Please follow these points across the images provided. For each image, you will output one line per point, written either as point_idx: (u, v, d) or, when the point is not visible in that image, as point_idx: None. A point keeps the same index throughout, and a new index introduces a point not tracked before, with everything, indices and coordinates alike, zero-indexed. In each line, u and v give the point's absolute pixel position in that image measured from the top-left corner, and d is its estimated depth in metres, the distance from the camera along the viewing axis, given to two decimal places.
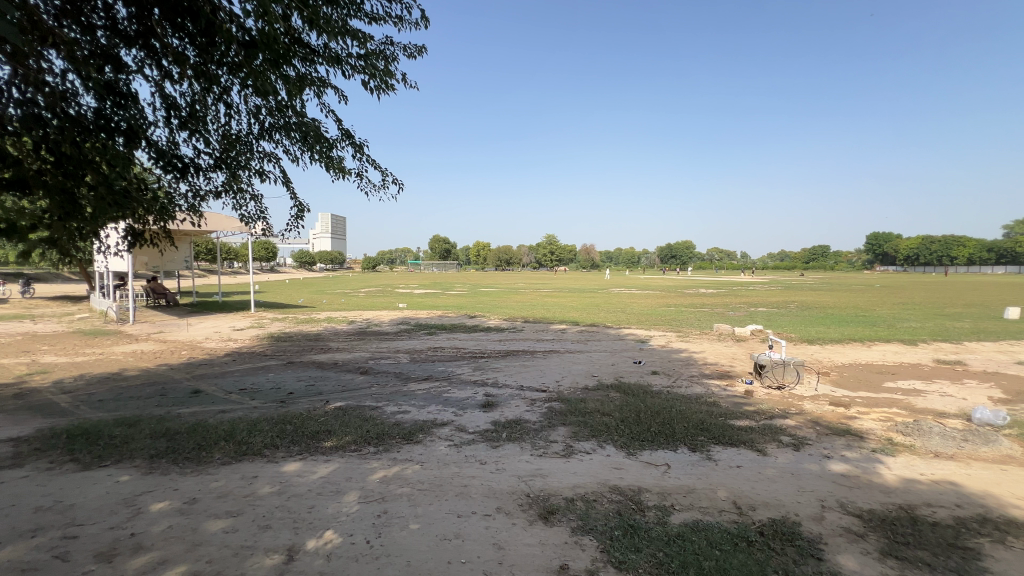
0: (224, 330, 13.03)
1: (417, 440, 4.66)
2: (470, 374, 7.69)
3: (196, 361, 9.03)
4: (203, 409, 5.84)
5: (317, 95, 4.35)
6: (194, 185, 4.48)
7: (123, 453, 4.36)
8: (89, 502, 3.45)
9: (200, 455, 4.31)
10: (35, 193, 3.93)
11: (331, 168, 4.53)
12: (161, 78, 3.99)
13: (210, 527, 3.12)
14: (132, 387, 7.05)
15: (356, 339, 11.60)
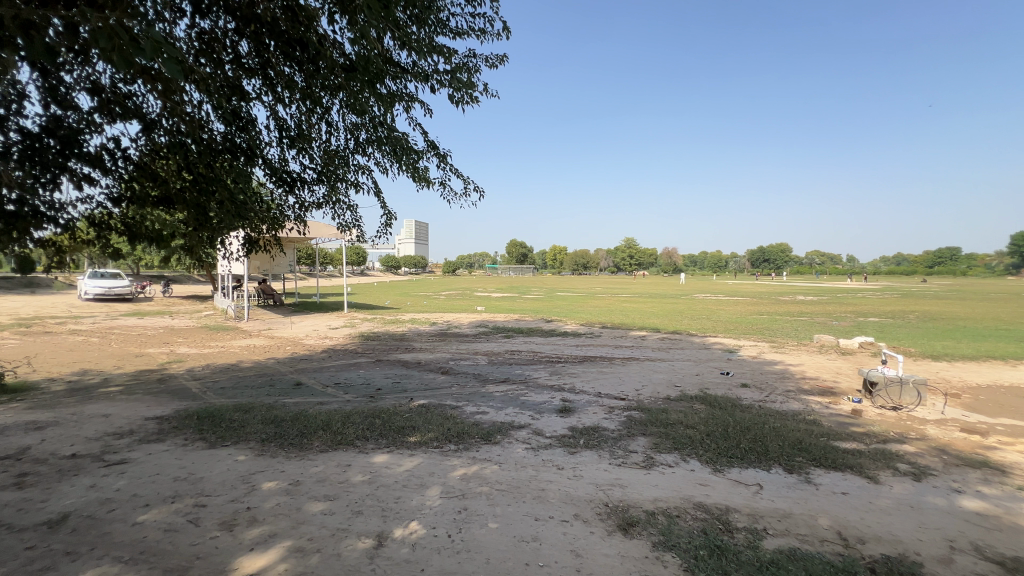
0: (322, 328, 14.26)
1: (495, 441, 4.77)
2: (547, 378, 7.71)
3: (299, 356, 9.98)
4: (304, 400, 6.45)
5: (405, 110, 4.63)
6: (300, 198, 4.97)
7: (240, 435, 4.93)
8: (213, 477, 3.94)
9: (302, 442, 4.75)
10: (177, 208, 4.60)
11: (417, 178, 4.80)
12: (274, 103, 4.48)
13: (311, 508, 3.42)
14: (247, 377, 7.98)
15: (438, 340, 12.12)
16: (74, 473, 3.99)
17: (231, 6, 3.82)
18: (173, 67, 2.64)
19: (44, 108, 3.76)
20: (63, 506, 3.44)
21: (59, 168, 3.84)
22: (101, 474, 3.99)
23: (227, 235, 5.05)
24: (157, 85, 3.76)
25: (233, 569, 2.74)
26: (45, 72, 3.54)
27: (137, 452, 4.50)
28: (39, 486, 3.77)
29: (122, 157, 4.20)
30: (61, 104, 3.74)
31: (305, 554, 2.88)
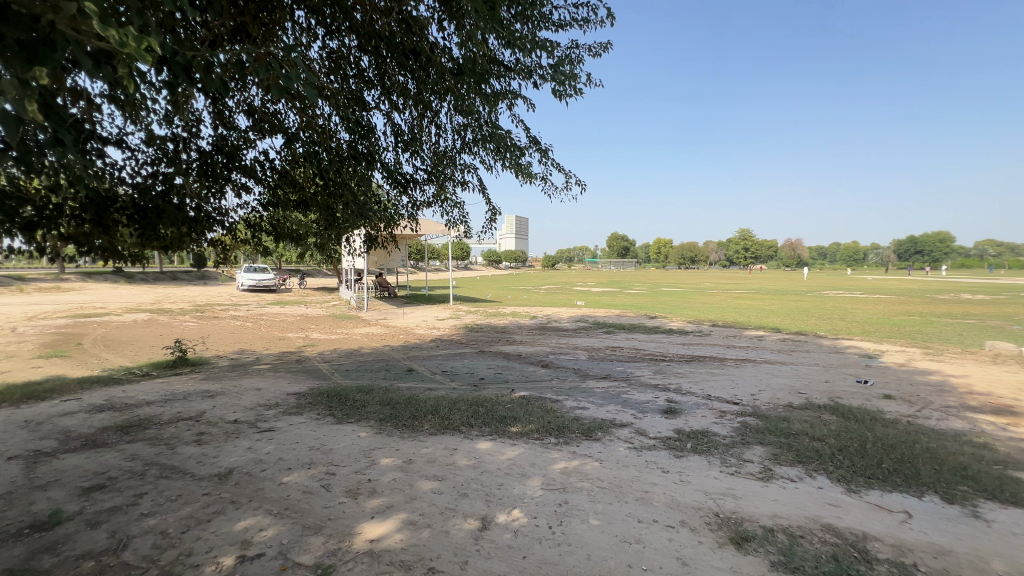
0: (430, 319, 15.24)
1: (596, 438, 4.71)
2: (651, 377, 7.42)
3: (411, 344, 10.78)
4: (415, 385, 6.96)
5: (509, 107, 4.71)
6: (413, 197, 5.34)
7: (362, 413, 5.48)
8: (341, 449, 4.43)
9: (414, 424, 5.13)
10: (312, 209, 5.24)
11: (520, 173, 4.88)
12: (391, 110, 4.84)
13: (423, 486, 3.69)
14: (367, 362, 8.83)
15: (539, 333, 12.28)
16: (236, 436, 4.75)
17: (355, 24, 4.19)
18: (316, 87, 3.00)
19: (213, 129, 4.49)
20: (228, 463, 4.11)
21: (224, 179, 4.56)
22: (255, 439, 4.70)
23: (351, 233, 5.62)
24: (297, 104, 4.28)
25: (358, 533, 3.06)
26: (214, 100, 4.21)
27: (282, 422, 5.23)
28: (211, 444, 4.55)
29: (270, 167, 4.86)
30: (226, 126, 4.44)
31: (417, 527, 3.11)
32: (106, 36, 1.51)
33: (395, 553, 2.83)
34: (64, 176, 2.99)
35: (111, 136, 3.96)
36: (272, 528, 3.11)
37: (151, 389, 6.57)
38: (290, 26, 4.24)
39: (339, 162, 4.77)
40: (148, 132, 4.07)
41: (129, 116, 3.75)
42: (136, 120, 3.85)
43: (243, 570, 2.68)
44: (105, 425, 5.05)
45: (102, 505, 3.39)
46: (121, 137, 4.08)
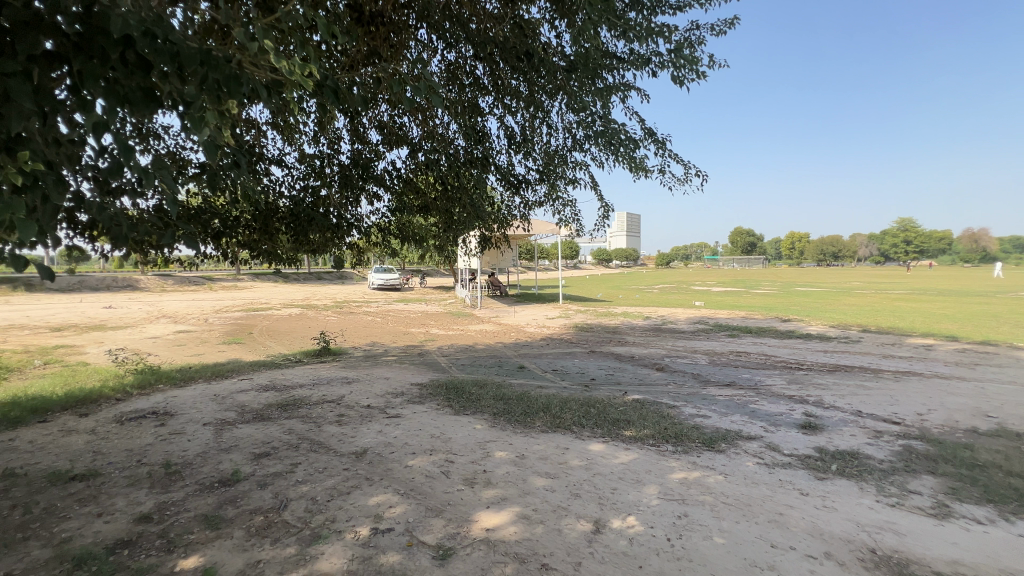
0: (540, 318, 15.45)
1: (719, 449, 4.35)
2: (784, 387, 6.65)
3: (522, 342, 11.03)
4: (527, 382, 7.09)
5: (622, 100, 4.57)
6: (525, 198, 5.43)
7: (477, 406, 5.74)
8: (458, 439, 4.68)
9: (526, 420, 5.22)
10: (433, 212, 5.62)
11: (634, 167, 4.70)
12: (504, 114, 4.98)
13: (535, 482, 3.74)
14: (481, 357, 9.23)
15: (652, 335, 11.75)
16: (369, 419, 5.29)
17: (470, 34, 4.39)
18: (441, 98, 3.24)
19: (350, 144, 5.05)
20: (363, 443, 4.59)
21: (360, 189, 5.10)
22: (384, 423, 5.19)
23: (467, 234, 5.92)
24: (420, 116, 4.61)
25: (475, 520, 3.20)
26: (352, 119, 4.73)
27: (407, 409, 5.69)
28: (349, 425, 5.12)
29: (396, 175, 5.33)
30: (361, 141, 4.96)
31: (531, 522, 3.16)
32: (278, 67, 1.74)
33: (510, 544, 2.90)
34: (245, 192, 3.59)
35: (274, 157, 4.66)
36: (400, 506, 3.39)
37: (302, 374, 7.61)
38: (414, 45, 4.60)
39: (457, 167, 5.03)
40: (301, 152, 4.73)
41: (287, 139, 4.38)
42: (292, 142, 4.47)
43: (377, 541, 2.96)
44: (270, 402, 5.97)
45: (268, 469, 4.01)
46: (281, 157, 4.78)
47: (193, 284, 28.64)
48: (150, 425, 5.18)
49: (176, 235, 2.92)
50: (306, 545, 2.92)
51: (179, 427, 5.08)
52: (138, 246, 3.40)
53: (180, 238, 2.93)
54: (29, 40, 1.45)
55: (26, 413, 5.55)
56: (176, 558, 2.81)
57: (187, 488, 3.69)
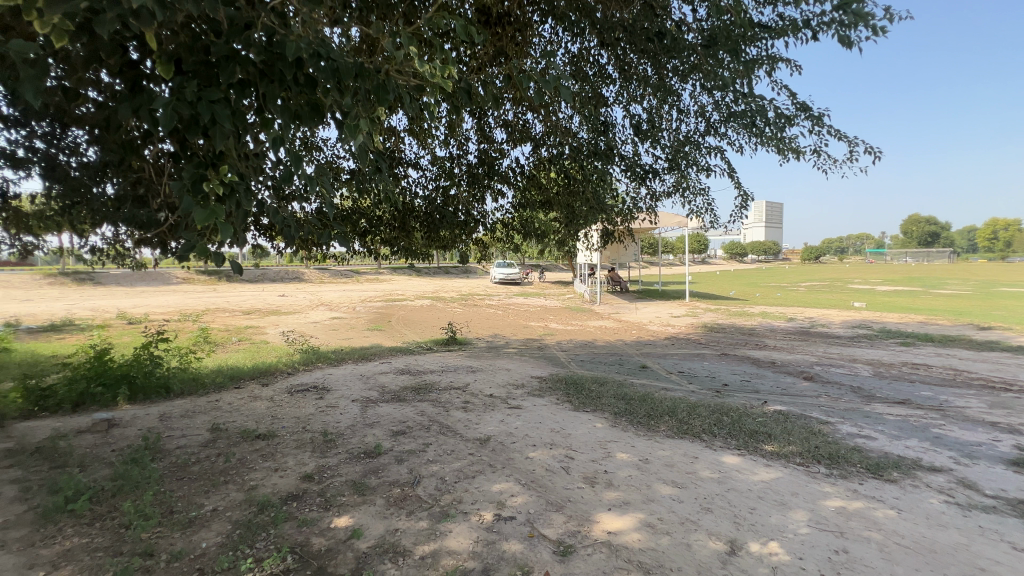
0: (665, 316, 14.64)
1: (889, 478, 3.67)
2: (983, 411, 5.37)
3: (644, 340, 10.56)
4: (651, 383, 6.75)
5: (768, 74, 4.04)
6: (652, 188, 5.13)
7: (597, 404, 5.63)
8: (578, 436, 4.64)
9: (650, 423, 4.97)
10: (555, 207, 5.61)
11: (782, 149, 4.15)
12: (630, 102, 4.76)
13: (661, 490, 3.53)
14: (601, 354, 9.05)
15: (798, 339, 10.39)
16: (492, 408, 5.51)
17: (597, 22, 4.25)
18: (567, 89, 3.19)
19: (478, 144, 5.26)
20: (486, 430, 4.79)
21: (486, 187, 5.29)
22: (506, 413, 5.36)
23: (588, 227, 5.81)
24: (544, 111, 4.62)
25: (596, 521, 3.12)
26: (479, 120, 4.93)
27: (528, 401, 5.81)
28: (474, 412, 5.39)
29: (520, 172, 5.43)
30: (486, 140, 5.14)
31: (656, 532, 2.99)
32: (422, 72, 1.86)
33: (633, 551, 2.78)
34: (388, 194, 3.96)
35: (411, 161, 5.07)
36: (521, 496, 3.46)
37: (433, 360, 8.24)
38: (539, 40, 4.62)
39: (580, 160, 4.92)
40: (433, 155, 5.08)
41: (422, 143, 4.74)
42: (426, 146, 4.82)
43: (499, 527, 3.06)
44: (405, 385, 6.56)
45: (404, 446, 4.40)
46: (417, 160, 5.18)
47: (344, 276, 32.80)
48: (312, 397, 6.05)
49: (333, 234, 3.31)
50: (436, 521, 3.14)
51: (334, 401, 5.85)
52: (304, 245, 3.94)
53: (336, 237, 3.33)
54: (229, 71, 1.71)
55: (227, 380, 6.88)
56: (331, 515, 3.22)
57: (340, 455, 4.22)
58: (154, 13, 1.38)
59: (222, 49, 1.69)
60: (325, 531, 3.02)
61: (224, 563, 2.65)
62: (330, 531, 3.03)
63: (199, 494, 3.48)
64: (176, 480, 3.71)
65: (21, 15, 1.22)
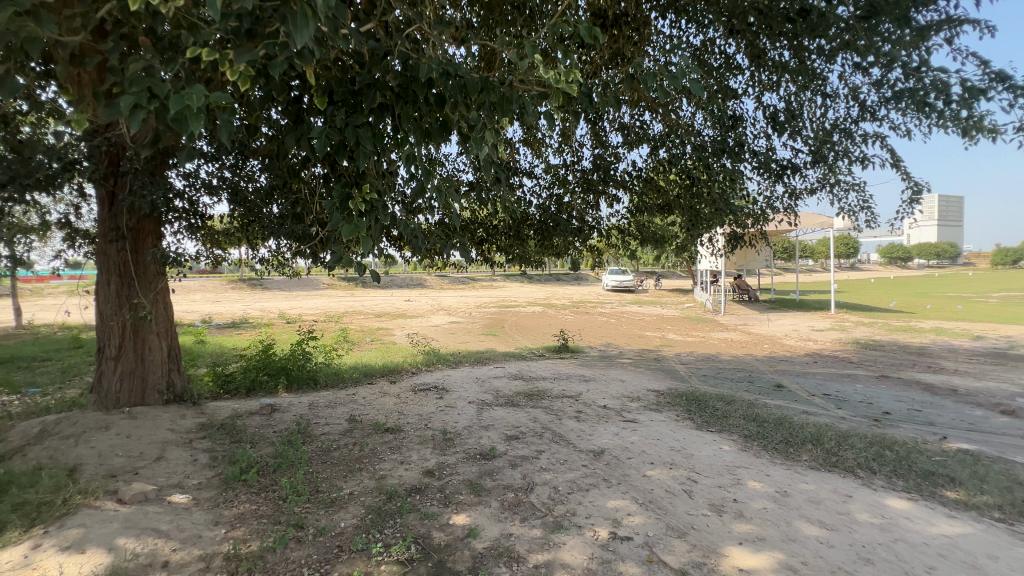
0: (804, 329, 12.95)
1: None
2: None
3: (779, 356, 9.44)
4: (788, 405, 5.99)
5: (949, 40, 3.35)
6: (791, 186, 4.56)
7: (724, 424, 5.14)
8: (702, 457, 4.27)
9: (788, 451, 4.40)
10: (675, 211, 5.28)
11: (969, 129, 3.39)
12: (763, 92, 4.31)
13: (804, 529, 3.08)
14: (727, 369, 8.28)
15: (989, 362, 8.44)
16: (606, 420, 5.35)
17: (724, 9, 3.93)
18: (693, 83, 2.98)
19: (593, 150, 5.18)
20: (600, 442, 4.65)
21: (600, 192, 5.19)
22: (621, 426, 5.15)
23: (712, 231, 5.38)
24: (664, 110, 4.39)
25: (725, 555, 2.83)
26: (594, 125, 4.86)
27: (644, 415, 5.53)
28: (587, 423, 5.28)
29: (636, 176, 5.23)
30: (601, 145, 5.05)
31: None
32: (546, 79, 1.86)
33: None
34: (504, 204, 4.08)
35: (526, 171, 5.17)
36: (638, 516, 3.28)
37: (544, 367, 8.28)
38: (658, 37, 4.41)
39: (704, 159, 4.56)
40: (547, 163, 5.13)
41: (537, 152, 4.81)
42: (541, 155, 4.89)
43: (615, 546, 2.92)
44: (519, 391, 6.67)
45: (518, 451, 4.46)
46: (531, 170, 5.28)
47: (462, 282, 34.75)
48: (434, 396, 6.46)
49: (454, 243, 3.50)
50: (549, 531, 3.10)
51: (453, 402, 6.18)
52: (428, 254, 4.23)
53: (457, 246, 3.50)
54: (371, 97, 1.89)
55: (362, 376, 7.67)
56: (450, 512, 3.36)
57: (458, 454, 4.42)
58: (314, 52, 1.57)
59: (366, 77, 1.87)
60: (445, 527, 3.17)
61: (359, 544, 2.92)
62: (449, 527, 3.17)
63: (339, 478, 3.89)
64: (321, 462, 4.20)
65: (218, 66, 1.47)
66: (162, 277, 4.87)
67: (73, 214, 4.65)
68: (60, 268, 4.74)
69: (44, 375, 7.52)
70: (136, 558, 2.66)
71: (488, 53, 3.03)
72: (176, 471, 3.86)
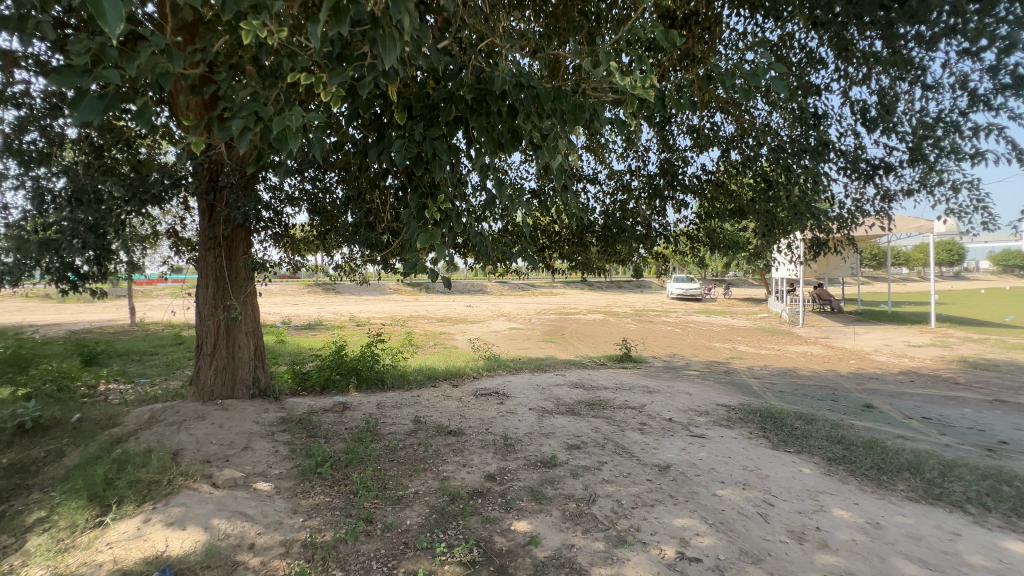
0: (897, 344, 11.74)
1: None
2: None
3: (868, 373, 8.62)
4: (879, 427, 5.45)
5: None
6: (884, 186, 4.17)
7: (804, 445, 4.77)
8: (779, 479, 3.99)
9: (881, 479, 4.00)
10: (749, 216, 5.00)
11: None
12: (850, 86, 4.00)
13: (902, 567, 2.78)
14: (807, 385, 7.68)
15: None
16: (672, 434, 5.14)
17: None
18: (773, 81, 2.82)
19: (659, 155, 5.05)
20: (666, 457, 4.48)
21: (667, 198, 5.03)
22: (688, 441, 4.93)
23: (791, 236, 5.03)
24: (737, 109, 4.20)
25: None
26: (661, 129, 4.73)
27: (713, 431, 5.26)
28: (652, 436, 5.11)
29: (706, 180, 5.02)
30: (668, 148, 4.90)
31: None
32: (621, 84, 1.85)
33: None
34: (568, 211, 4.06)
35: (589, 177, 5.13)
36: (708, 537, 3.11)
37: (606, 377, 8.11)
38: (730, 34, 4.24)
39: (781, 160, 4.29)
40: (611, 169, 5.07)
41: (601, 158, 4.76)
42: (605, 161, 4.83)
43: (683, 567, 2.80)
44: (580, 399, 6.59)
45: (579, 461, 4.39)
46: (594, 176, 5.23)
47: (521, 289, 35.00)
48: (495, 401, 6.53)
49: (518, 249, 3.53)
50: (613, 545, 3.03)
51: (513, 407, 6.22)
52: (491, 261, 4.30)
53: (521, 253, 3.53)
54: (448, 110, 1.97)
55: (426, 378, 7.92)
56: (511, 518, 3.37)
57: (519, 460, 4.43)
58: (398, 71, 1.67)
59: (444, 92, 1.95)
60: (507, 532, 3.18)
61: (424, 542, 3.00)
62: (511, 533, 3.18)
63: (405, 476, 4.03)
64: (388, 460, 4.38)
65: (315, 88, 1.61)
66: (251, 281, 5.32)
67: (178, 225, 5.21)
68: (167, 273, 5.32)
69: (152, 368, 8.46)
70: (227, 538, 2.92)
71: (554, 61, 3.05)
72: (260, 461, 4.19)
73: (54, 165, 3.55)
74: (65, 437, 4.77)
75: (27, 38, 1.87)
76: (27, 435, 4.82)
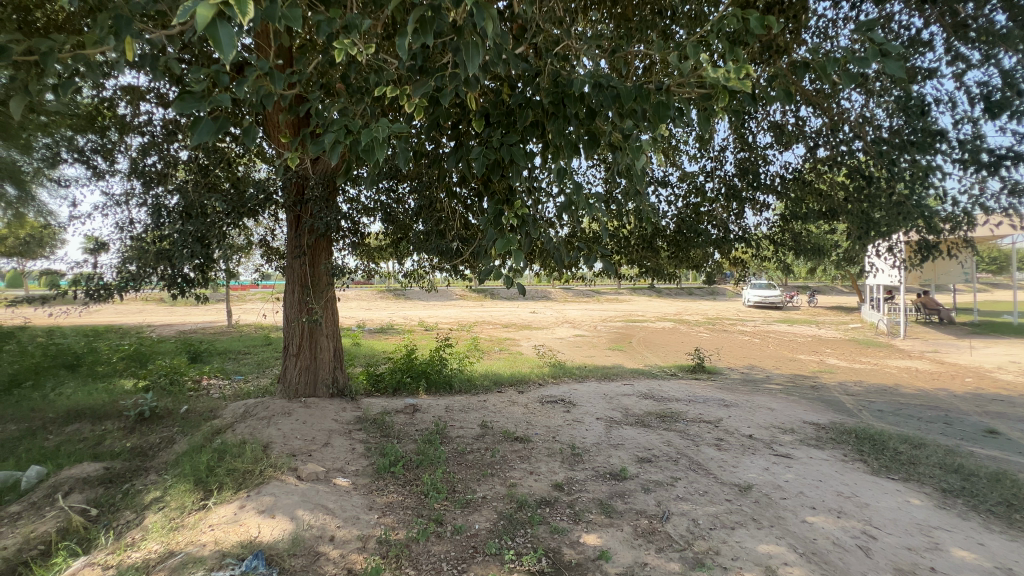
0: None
1: None
2: None
3: (989, 394, 7.54)
4: (1006, 457, 4.74)
5: None
6: (1012, 179, 3.63)
7: (911, 472, 4.26)
8: (882, 509, 3.57)
9: (1012, 517, 3.47)
10: (841, 217, 4.56)
11: None
12: (967, 66, 3.55)
13: None
14: (912, 405, 6.85)
15: None
16: (753, 452, 4.79)
17: None
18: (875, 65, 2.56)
19: (737, 154, 4.78)
20: (747, 476, 4.18)
21: (746, 199, 4.74)
22: (772, 460, 4.57)
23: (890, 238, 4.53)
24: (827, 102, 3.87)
25: None
26: (740, 126, 4.48)
27: (801, 451, 4.83)
28: (729, 452, 4.79)
29: (791, 179, 4.67)
30: (748, 146, 4.63)
31: None
32: (709, 78, 1.77)
33: None
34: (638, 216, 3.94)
35: (661, 180, 4.95)
36: (798, 567, 2.85)
37: (677, 388, 7.74)
38: (819, 21, 3.93)
39: (881, 154, 3.89)
40: (683, 171, 4.86)
41: (672, 160, 4.58)
42: (678, 163, 4.63)
43: None
44: (650, 411, 6.33)
45: (651, 475, 4.21)
46: (666, 178, 5.02)
47: (585, 295, 34.47)
48: (561, 409, 6.46)
49: (586, 254, 3.47)
50: (690, 568, 2.86)
51: (580, 416, 6.10)
52: (558, 266, 4.25)
53: (590, 259, 3.46)
54: (526, 116, 1.98)
55: (492, 384, 7.99)
56: (580, 530, 3.29)
57: (587, 471, 4.33)
58: (478, 79, 1.70)
59: (521, 97, 1.97)
60: (576, 544, 3.11)
61: (492, 548, 3.01)
62: (580, 545, 3.10)
63: (473, 480, 4.08)
64: (457, 463, 4.46)
65: (400, 100, 1.68)
66: (331, 287, 5.67)
67: (269, 236, 5.66)
68: (259, 280, 5.79)
69: (246, 366, 9.26)
70: (310, 529, 3.10)
71: (627, 61, 2.97)
72: (339, 457, 4.42)
73: (170, 183, 3.99)
74: (176, 426, 5.32)
75: (158, 75, 2.12)
76: (146, 422, 5.44)
